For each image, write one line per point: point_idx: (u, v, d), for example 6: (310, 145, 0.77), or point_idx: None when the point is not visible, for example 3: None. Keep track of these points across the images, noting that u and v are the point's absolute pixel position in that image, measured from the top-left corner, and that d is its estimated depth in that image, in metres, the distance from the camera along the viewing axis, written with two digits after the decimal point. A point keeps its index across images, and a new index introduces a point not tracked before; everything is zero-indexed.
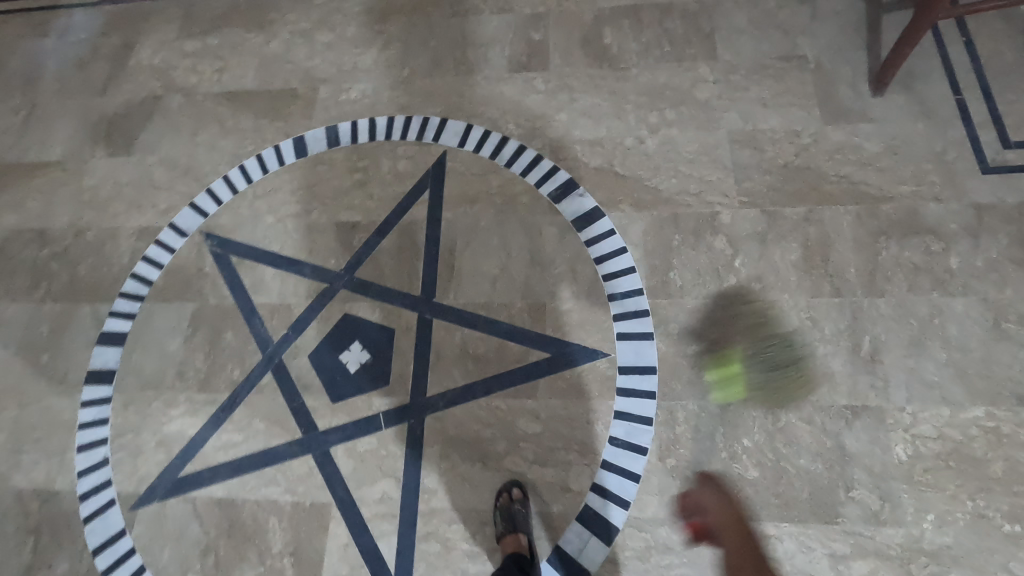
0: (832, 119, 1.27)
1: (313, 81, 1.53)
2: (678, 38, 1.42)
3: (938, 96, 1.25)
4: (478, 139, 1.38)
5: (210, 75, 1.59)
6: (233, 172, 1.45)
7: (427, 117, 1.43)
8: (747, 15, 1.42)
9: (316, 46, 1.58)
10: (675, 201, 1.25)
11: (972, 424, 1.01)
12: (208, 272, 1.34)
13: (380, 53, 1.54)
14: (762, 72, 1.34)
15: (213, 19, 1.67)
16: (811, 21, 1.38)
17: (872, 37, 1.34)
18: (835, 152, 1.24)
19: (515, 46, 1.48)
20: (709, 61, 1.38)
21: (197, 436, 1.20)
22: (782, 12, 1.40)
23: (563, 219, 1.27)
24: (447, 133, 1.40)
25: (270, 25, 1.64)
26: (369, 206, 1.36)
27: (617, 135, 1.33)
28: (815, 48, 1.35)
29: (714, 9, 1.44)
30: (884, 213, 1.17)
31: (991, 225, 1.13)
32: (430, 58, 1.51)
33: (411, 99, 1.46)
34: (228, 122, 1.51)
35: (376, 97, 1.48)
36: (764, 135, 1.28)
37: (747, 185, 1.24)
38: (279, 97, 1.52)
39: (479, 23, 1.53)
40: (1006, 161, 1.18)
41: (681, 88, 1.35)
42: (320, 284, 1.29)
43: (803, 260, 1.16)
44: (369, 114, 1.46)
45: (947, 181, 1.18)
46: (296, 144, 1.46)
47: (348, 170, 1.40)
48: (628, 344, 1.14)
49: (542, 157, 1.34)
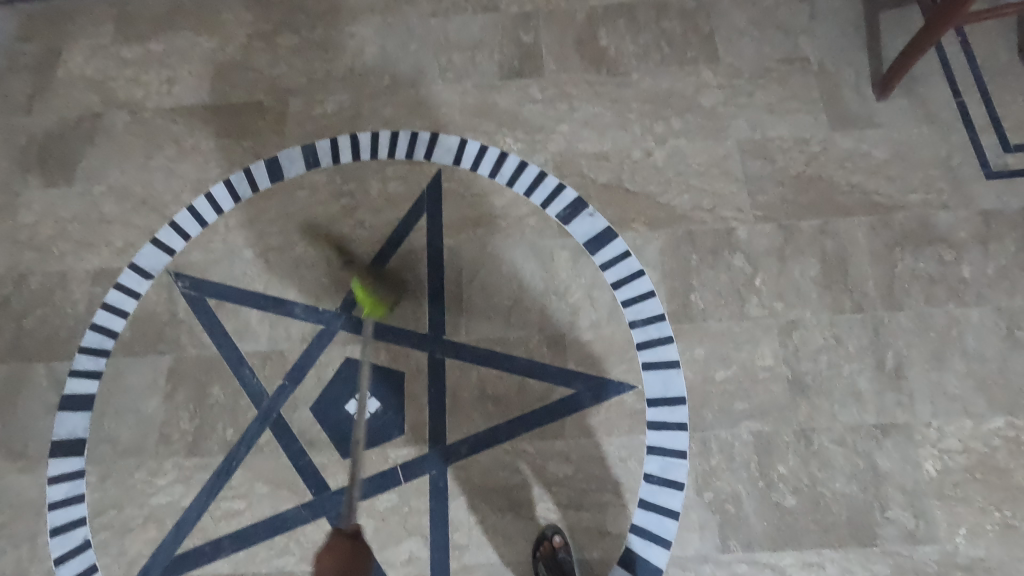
0: (839, 125, 1.25)
1: (281, 92, 1.38)
2: (678, 39, 1.35)
3: (940, 99, 1.25)
4: (475, 155, 1.28)
5: (158, 87, 1.40)
6: (200, 201, 1.29)
7: (416, 131, 1.32)
8: (745, 14, 1.36)
9: (279, 51, 1.42)
10: (689, 218, 1.20)
11: (994, 435, 1.03)
12: (183, 318, 1.20)
13: (356, 59, 1.39)
14: (766, 75, 1.30)
15: (154, 21, 1.47)
16: (810, 20, 1.34)
17: (871, 38, 1.31)
18: (845, 160, 1.22)
19: (505, 49, 1.38)
20: (711, 65, 1.32)
21: (192, 508, 1.08)
22: (780, 11, 1.36)
23: (574, 241, 1.20)
24: (439, 149, 1.30)
25: (223, 27, 1.45)
26: (361, 235, 1.24)
27: (623, 147, 1.27)
28: (817, 49, 1.32)
29: (710, 7, 1.38)
30: (897, 223, 1.17)
31: (998, 231, 1.15)
32: (412, 64, 1.38)
33: (396, 111, 1.34)
34: (187, 142, 1.34)
35: (356, 110, 1.35)
36: (772, 144, 1.25)
37: (760, 198, 1.20)
38: (243, 112, 1.36)
39: (463, 23, 1.41)
40: (1008, 165, 1.19)
41: (685, 95, 1.30)
42: (315, 326, 1.18)
43: (822, 275, 1.14)
44: (349, 130, 1.33)
45: (953, 187, 1.18)
46: (269, 166, 1.31)
47: (333, 195, 1.27)
48: (654, 374, 1.10)
49: (546, 174, 1.26)
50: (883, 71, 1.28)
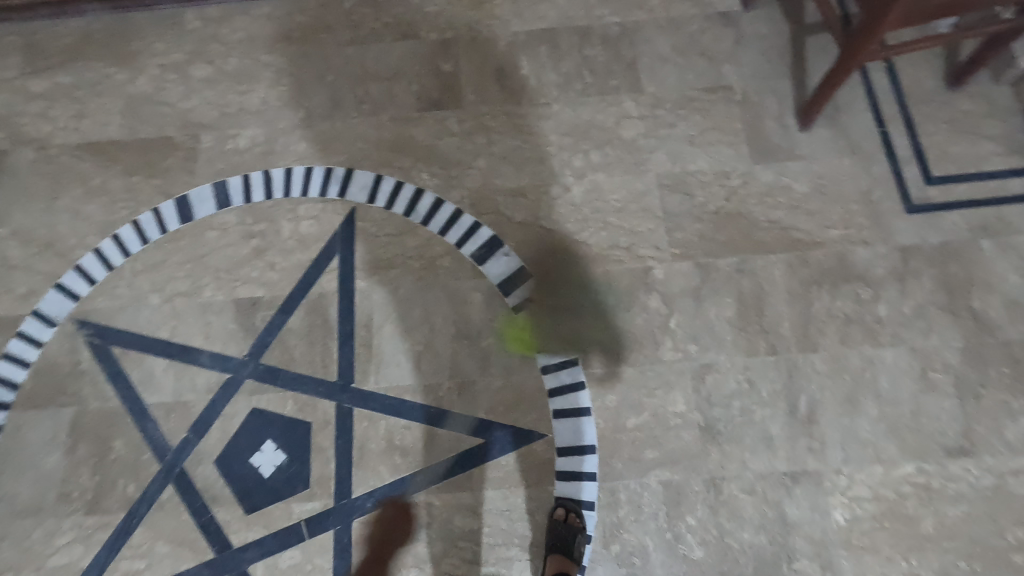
0: (760, 158, 1.22)
1: (192, 127, 1.33)
2: (600, 67, 1.31)
3: (863, 129, 1.22)
4: (390, 193, 1.25)
5: (66, 122, 1.35)
6: (106, 244, 1.25)
7: (330, 167, 1.28)
8: (670, 40, 1.32)
9: (192, 83, 1.37)
10: (606, 257, 1.17)
11: (904, 481, 1.01)
12: (86, 368, 1.16)
13: (271, 91, 1.35)
14: (689, 105, 1.27)
15: (64, 51, 1.42)
16: (735, 46, 1.31)
17: (796, 66, 1.28)
18: (765, 194, 1.19)
19: (424, 79, 1.33)
20: (633, 94, 1.29)
21: (91, 568, 1.05)
22: (705, 36, 1.32)
23: (488, 283, 1.17)
24: (353, 187, 1.26)
25: (134, 57, 1.40)
26: (271, 278, 1.20)
27: (541, 183, 1.23)
28: (741, 77, 1.28)
29: (635, 33, 1.34)
30: (815, 260, 1.14)
31: (916, 268, 1.12)
32: (329, 96, 1.34)
33: (310, 146, 1.30)
34: (94, 181, 1.30)
35: (269, 145, 1.30)
36: (692, 178, 1.21)
37: (678, 235, 1.18)
38: (153, 148, 1.32)
39: (381, 51, 1.37)
40: (929, 199, 1.17)
41: (606, 127, 1.26)
42: (221, 375, 1.15)
43: (737, 316, 1.12)
44: (262, 166, 1.29)
45: (873, 222, 1.16)
46: (178, 206, 1.27)
47: (243, 236, 1.24)
48: (565, 422, 1.08)
49: (461, 212, 1.22)
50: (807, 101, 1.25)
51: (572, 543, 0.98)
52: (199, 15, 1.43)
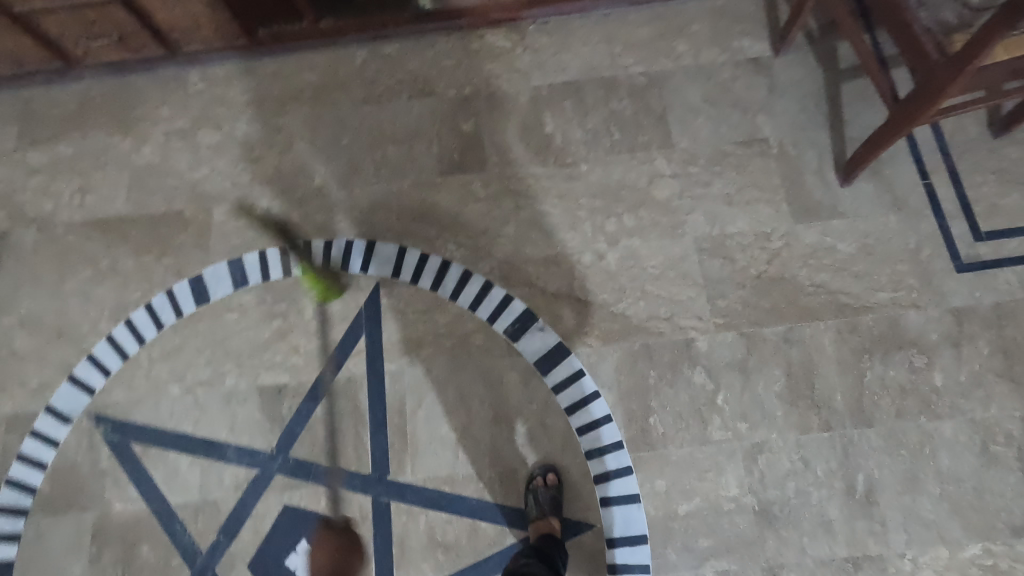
0: (801, 216, 1.17)
1: (203, 199, 1.27)
2: (628, 121, 1.25)
3: (907, 182, 1.17)
4: (415, 265, 1.19)
5: (69, 198, 1.29)
6: (119, 330, 1.19)
7: (350, 239, 1.22)
8: (700, 90, 1.27)
9: (200, 151, 1.30)
10: (646, 329, 1.12)
11: (970, 564, 0.98)
12: (107, 468, 1.11)
13: (283, 157, 1.29)
14: (723, 161, 1.21)
15: (61, 119, 1.34)
16: (768, 95, 1.25)
17: (834, 114, 1.23)
18: (809, 256, 1.14)
19: (444, 140, 1.27)
20: (665, 150, 1.23)
21: None
22: (736, 84, 1.26)
23: (524, 361, 1.12)
24: (376, 260, 1.20)
25: (137, 124, 1.33)
26: (295, 363, 1.15)
27: (573, 250, 1.18)
28: (775, 128, 1.23)
29: (663, 83, 1.28)
30: (865, 327, 1.09)
31: (971, 332, 1.08)
32: (345, 161, 1.27)
33: (328, 217, 1.24)
34: (102, 261, 1.23)
35: (285, 217, 1.24)
36: (732, 240, 1.16)
37: (720, 303, 1.12)
38: (163, 224, 1.25)
39: (397, 110, 1.30)
40: (980, 256, 1.12)
41: (638, 187, 1.21)
42: (250, 470, 1.10)
43: (787, 390, 1.07)
44: (279, 240, 1.23)
45: (924, 283, 1.11)
46: (194, 287, 1.21)
47: (264, 317, 1.18)
48: (614, 510, 1.04)
49: (492, 285, 1.17)
50: (847, 153, 1.20)
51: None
52: (202, 75, 1.35)
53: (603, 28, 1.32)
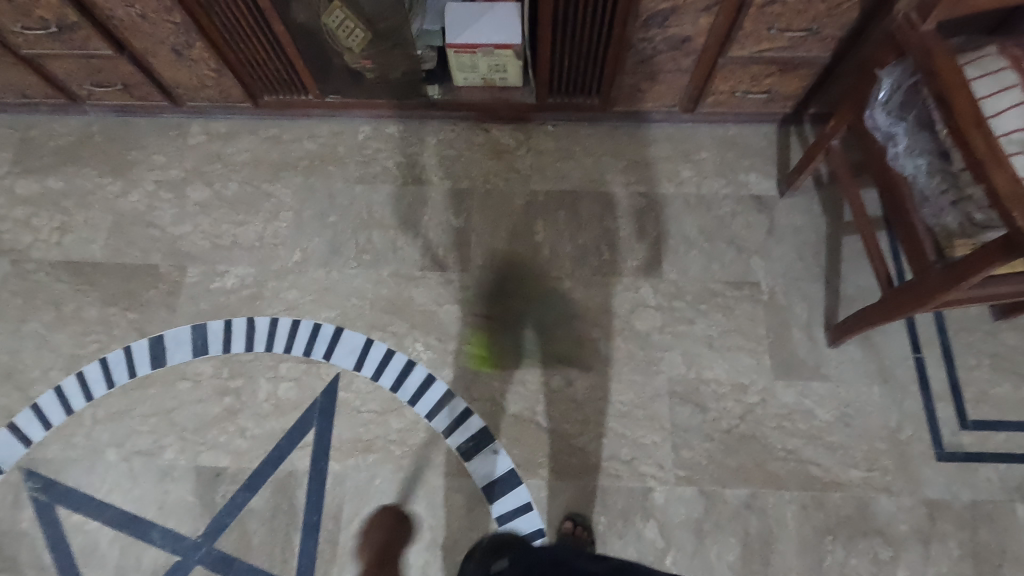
0: (782, 373, 1.12)
1: (180, 257, 1.25)
2: (620, 242, 1.23)
3: (897, 353, 1.12)
4: (379, 361, 1.16)
5: (48, 234, 1.27)
6: (69, 381, 1.16)
7: (319, 322, 1.19)
8: (697, 220, 1.24)
9: (187, 206, 1.29)
10: (603, 470, 1.07)
11: None
12: (26, 529, 1.07)
13: (268, 224, 1.27)
14: (710, 300, 1.18)
15: (57, 151, 1.33)
16: (766, 237, 1.22)
17: (831, 267, 1.19)
18: (784, 417, 1.09)
19: (431, 232, 1.25)
20: (652, 279, 1.20)
21: None
22: (735, 220, 1.24)
23: (472, 483, 1.07)
24: (341, 349, 1.17)
25: (130, 168, 1.32)
26: (239, 447, 1.11)
27: (541, 371, 1.14)
28: (768, 274, 1.19)
29: (661, 208, 1.25)
30: (831, 504, 1.04)
31: (943, 529, 1.02)
32: (328, 239, 1.25)
33: (301, 295, 1.21)
34: (67, 306, 1.21)
35: (257, 288, 1.22)
36: (707, 387, 1.12)
37: (684, 453, 1.08)
38: (136, 276, 1.23)
39: (390, 194, 1.28)
40: (963, 446, 1.07)
41: (619, 314, 1.17)
42: (170, 556, 1.05)
43: (740, 561, 1.01)
44: (248, 312, 1.20)
45: (900, 467, 1.06)
46: (152, 348, 1.18)
47: (216, 392, 1.14)
48: None
49: (453, 395, 1.13)
50: (840, 315, 1.15)
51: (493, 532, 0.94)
52: (204, 128, 1.35)
53: (610, 141, 1.31)
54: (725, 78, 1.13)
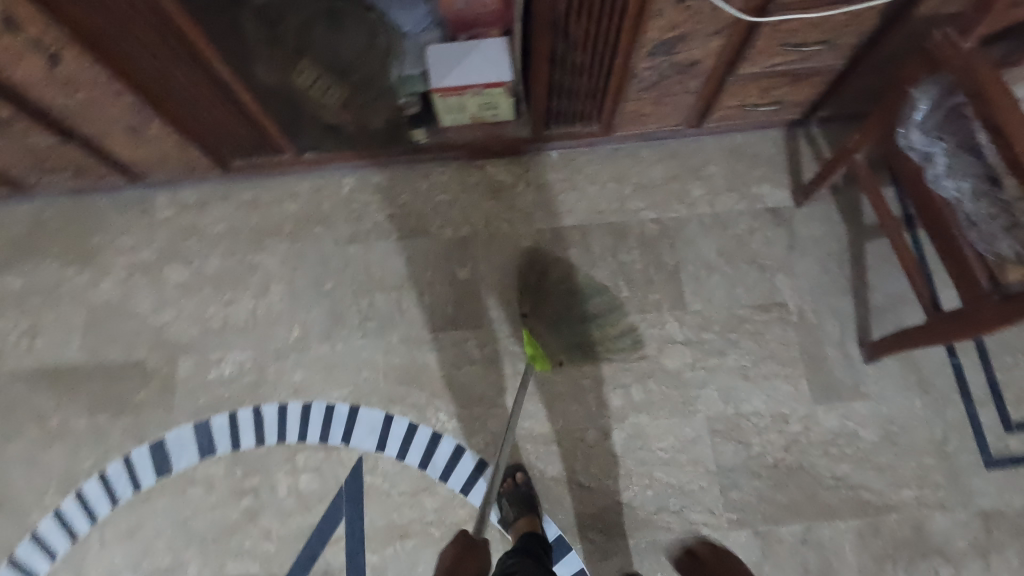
0: (822, 397, 1.09)
1: (168, 348, 1.15)
2: (638, 277, 1.16)
3: (935, 362, 1.09)
4: (402, 439, 1.09)
5: (17, 340, 1.15)
6: (68, 503, 1.07)
7: (331, 403, 1.11)
8: (715, 242, 1.18)
9: (167, 290, 1.18)
10: (653, 524, 1.04)
11: None
12: None
13: (260, 300, 1.17)
14: (739, 328, 1.13)
15: (10, 244, 1.20)
16: (788, 252, 1.17)
17: (857, 277, 1.15)
18: (829, 444, 1.06)
19: (438, 288, 1.17)
20: (677, 312, 1.14)
21: None
22: (754, 238, 1.18)
23: None
24: (359, 430, 1.09)
25: (96, 254, 1.20)
26: (267, 551, 1.04)
27: (575, 426, 1.08)
28: (795, 292, 1.15)
29: (676, 234, 1.18)
30: (887, 529, 1.02)
31: (1000, 539, 1.01)
32: (327, 309, 1.16)
33: (307, 375, 1.12)
34: (53, 419, 1.11)
35: (258, 373, 1.13)
36: (748, 422, 1.08)
37: (734, 495, 1.04)
38: (123, 376, 1.13)
39: (387, 250, 1.19)
40: (1010, 450, 1.05)
41: (647, 353, 1.12)
42: None
43: None
44: (252, 401, 1.11)
45: (951, 481, 1.04)
46: (154, 454, 1.09)
47: (233, 494, 1.07)
48: None
49: (486, 464, 1.07)
50: (874, 335, 1.11)
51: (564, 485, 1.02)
52: (171, 199, 1.23)
53: (613, 165, 1.22)
54: (734, 93, 1.05)
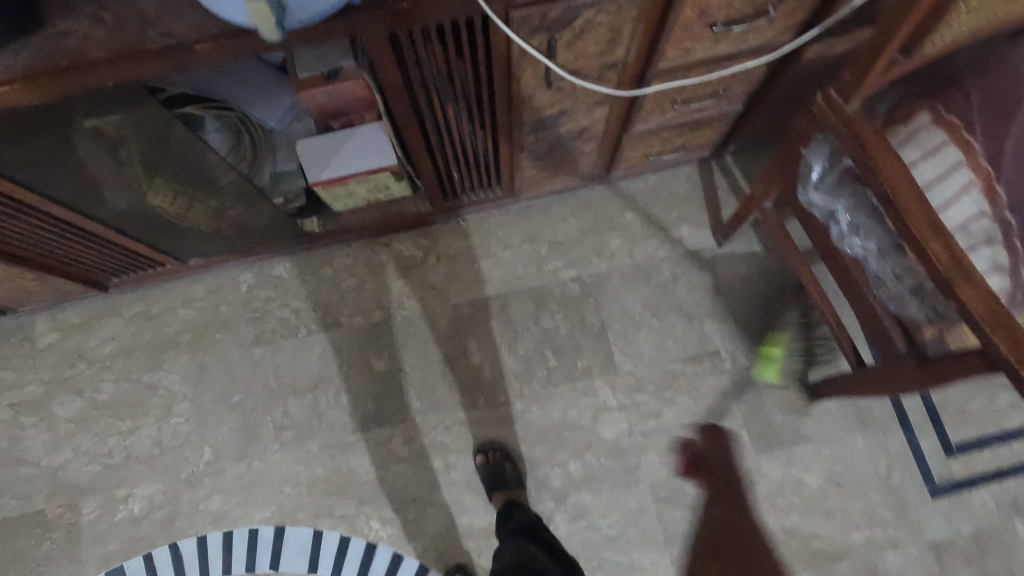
0: (764, 446, 1.06)
1: (69, 492, 1.05)
2: (564, 343, 1.11)
3: None
4: (335, 555, 1.02)
5: None
6: None
7: (255, 527, 1.04)
8: (639, 295, 1.13)
9: (59, 427, 1.08)
10: None
11: None
12: None
13: (165, 424, 1.08)
14: (673, 384, 1.08)
15: None
16: (715, 296, 1.13)
17: (787, 313, 1.11)
18: (776, 495, 1.04)
19: (356, 384, 1.09)
20: (608, 376, 1.09)
21: None
22: (679, 285, 1.13)
23: None
24: (288, 551, 1.03)
25: None
26: None
27: None
28: (725, 338, 1.11)
29: (599, 291, 1.13)
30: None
31: (952, 569, 1.00)
32: (239, 423, 1.08)
33: (225, 500, 1.04)
34: None
35: (171, 506, 1.04)
36: (693, 484, 1.04)
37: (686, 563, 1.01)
38: (22, 531, 1.04)
39: (295, 350, 1.11)
40: (954, 475, 1.04)
41: (582, 425, 1.07)
42: None
43: None
44: (169, 537, 1.03)
45: (899, 516, 1.02)
46: None
47: None
48: None
49: (427, 569, 1.02)
50: (811, 379, 1.07)
51: (505, 478, 1.02)
52: (52, 323, 1.12)
53: (526, 225, 1.16)
54: (634, 147, 1.00)
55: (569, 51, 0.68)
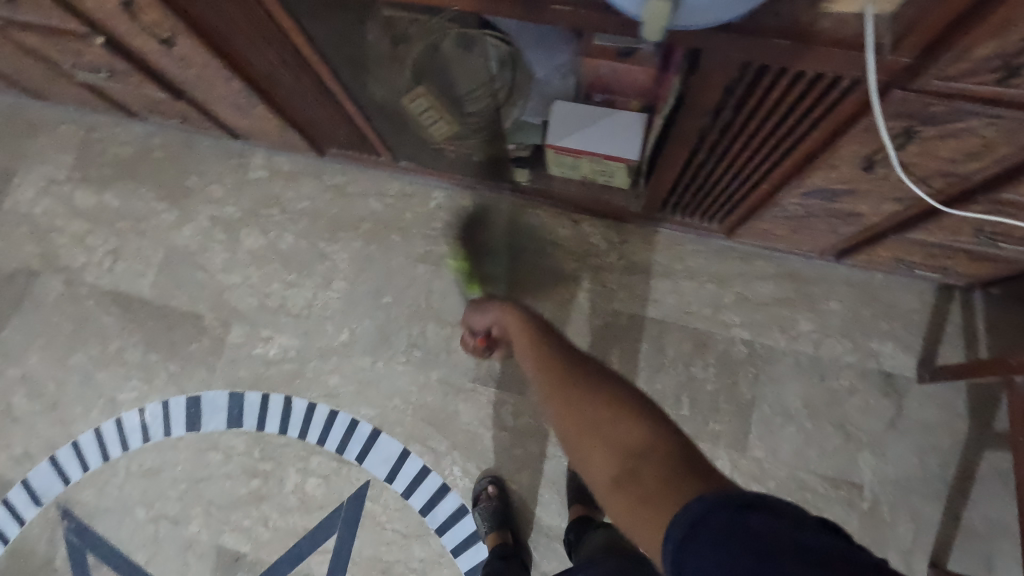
0: None
1: (226, 311, 1.17)
2: (705, 398, 1.05)
3: None
4: (412, 479, 1.07)
5: (101, 258, 1.21)
6: (108, 426, 1.15)
7: (356, 419, 1.10)
8: (804, 390, 1.03)
9: (239, 253, 1.19)
10: None
11: None
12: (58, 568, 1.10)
13: (320, 292, 1.16)
14: (796, 493, 1.00)
15: (114, 162, 1.24)
16: (886, 430, 1.01)
17: (959, 487, 0.98)
18: None
19: None
20: (733, 451, 1.03)
21: None
22: (852, 400, 1.02)
23: None
24: (374, 454, 1.09)
25: (185, 196, 1.22)
26: (259, 535, 1.08)
27: None
28: (875, 478, 0.99)
29: (764, 366, 1.05)
30: None
31: None
32: (379, 323, 1.13)
33: (342, 383, 1.12)
34: (113, 344, 1.18)
35: (299, 364, 1.13)
36: None
37: None
38: (181, 324, 1.17)
39: (453, 282, 1.13)
40: None
41: None
42: None
43: None
44: (286, 390, 1.13)
45: None
46: (189, 408, 1.14)
47: (244, 471, 1.11)
48: None
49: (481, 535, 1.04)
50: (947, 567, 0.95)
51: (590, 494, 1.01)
52: (267, 162, 1.21)
53: (720, 265, 1.08)
54: (890, 248, 0.88)
55: (918, 146, 0.59)
